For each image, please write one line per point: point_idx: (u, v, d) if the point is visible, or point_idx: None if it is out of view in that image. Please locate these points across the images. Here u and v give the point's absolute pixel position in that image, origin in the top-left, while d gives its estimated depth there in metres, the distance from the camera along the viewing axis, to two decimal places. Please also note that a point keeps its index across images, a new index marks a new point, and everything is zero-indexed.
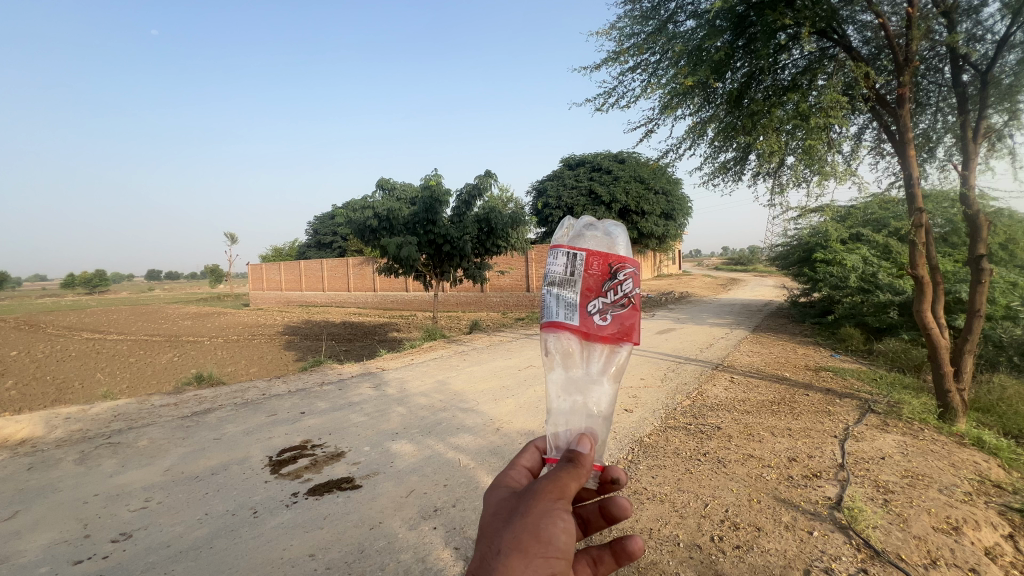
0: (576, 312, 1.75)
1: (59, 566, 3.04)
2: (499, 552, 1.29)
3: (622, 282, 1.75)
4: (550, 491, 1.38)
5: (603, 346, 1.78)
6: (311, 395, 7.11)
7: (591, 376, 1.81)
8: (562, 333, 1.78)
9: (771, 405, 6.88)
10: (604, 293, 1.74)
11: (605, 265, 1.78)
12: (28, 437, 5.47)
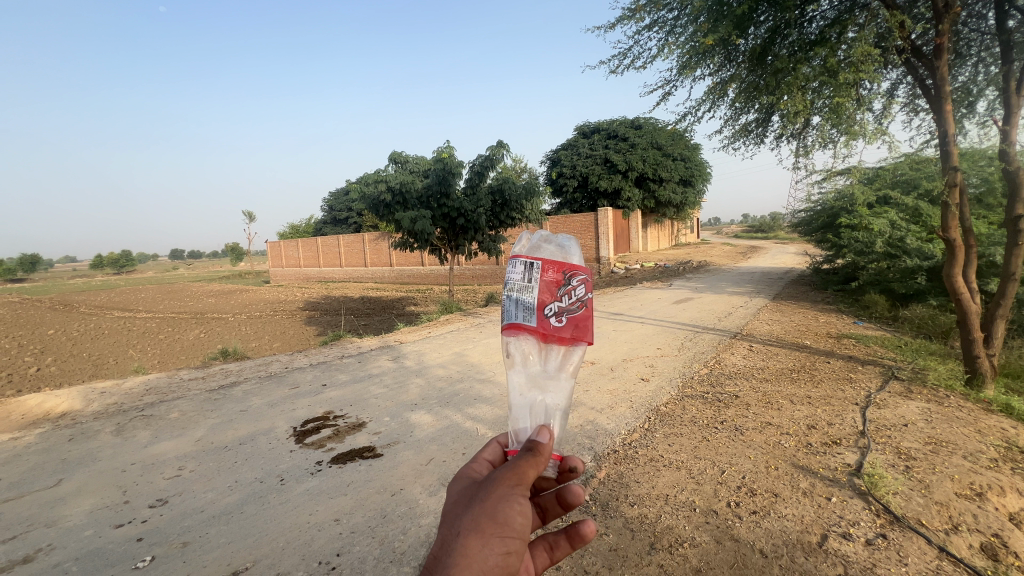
0: (534, 313, 1.67)
1: (102, 529, 3.23)
2: (457, 535, 1.27)
3: (575, 288, 1.70)
4: (508, 477, 1.34)
5: (560, 349, 1.74)
6: (332, 368, 7.29)
7: (549, 374, 1.77)
8: (519, 335, 1.72)
9: (791, 373, 6.80)
10: (557, 298, 1.67)
11: (560, 271, 1.70)
12: (68, 410, 5.74)
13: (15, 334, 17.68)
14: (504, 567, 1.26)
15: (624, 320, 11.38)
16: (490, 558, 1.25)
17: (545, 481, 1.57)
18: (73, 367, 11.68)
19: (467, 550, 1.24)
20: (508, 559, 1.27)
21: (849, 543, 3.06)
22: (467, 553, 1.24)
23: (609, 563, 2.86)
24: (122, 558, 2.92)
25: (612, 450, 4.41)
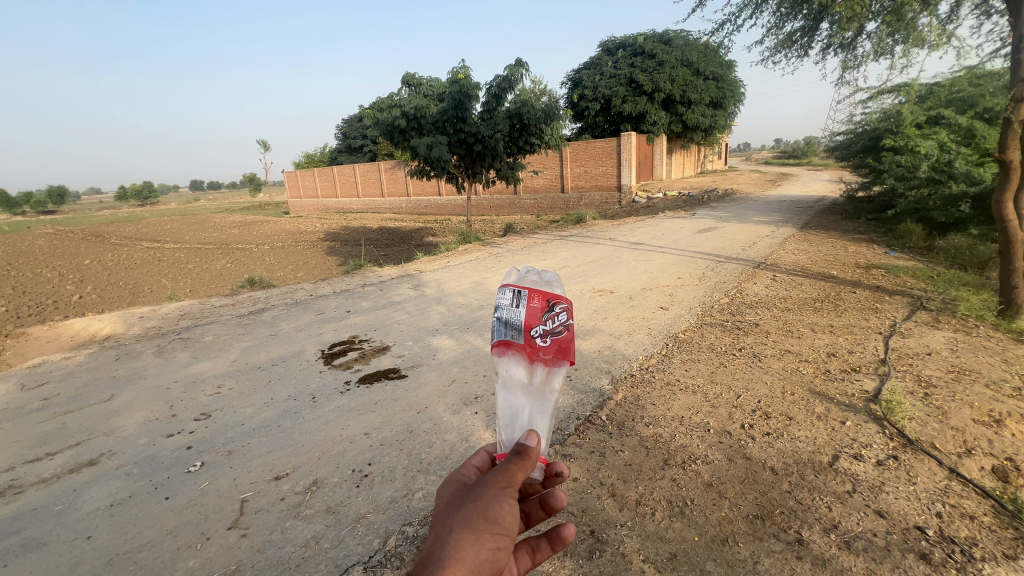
0: (522, 333, 1.47)
1: (156, 438, 3.52)
2: (449, 530, 1.20)
3: (559, 313, 1.51)
4: (499, 479, 1.30)
5: (546, 370, 1.51)
6: (355, 295, 7.48)
7: (535, 392, 1.52)
8: (505, 355, 1.51)
9: (814, 303, 6.68)
10: (542, 322, 1.47)
11: (544, 299, 1.51)
12: (112, 332, 6.10)
13: (56, 263, 18.48)
14: (494, 564, 1.19)
15: (644, 249, 11.20)
16: (480, 555, 1.17)
17: (530, 486, 1.50)
18: (112, 293, 12.24)
19: (459, 548, 1.17)
20: (497, 557, 1.21)
21: (860, 463, 3.14)
22: (459, 550, 1.16)
23: (624, 476, 2.99)
24: (176, 463, 3.19)
25: (629, 374, 4.50)
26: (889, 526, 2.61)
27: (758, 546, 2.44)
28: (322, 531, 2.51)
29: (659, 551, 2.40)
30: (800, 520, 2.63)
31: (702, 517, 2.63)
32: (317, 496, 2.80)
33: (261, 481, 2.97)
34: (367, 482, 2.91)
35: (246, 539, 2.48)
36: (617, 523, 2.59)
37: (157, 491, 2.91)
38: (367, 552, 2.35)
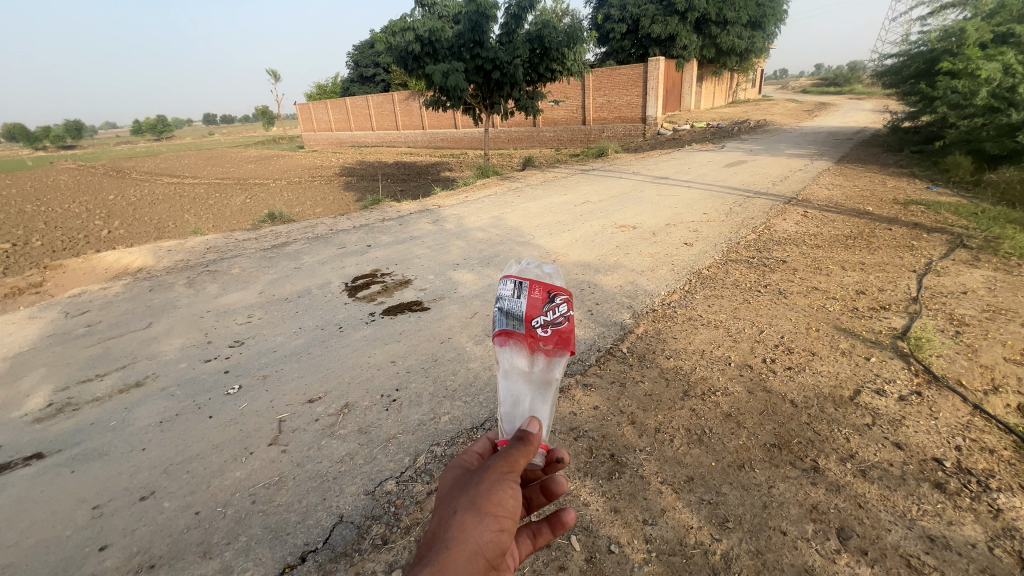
0: (524, 323, 1.42)
1: (195, 363, 3.71)
2: (452, 512, 1.15)
3: (560, 304, 1.46)
4: (501, 463, 1.23)
5: (546, 359, 1.45)
6: (374, 230, 7.47)
7: (537, 382, 1.46)
8: (504, 345, 1.45)
9: (846, 239, 6.43)
10: (543, 313, 1.42)
11: (545, 291, 1.45)
12: (143, 265, 6.27)
13: (81, 199, 18.77)
14: (497, 546, 1.15)
15: (668, 184, 10.78)
16: (483, 538, 1.12)
17: (531, 472, 1.43)
18: (139, 227, 12.48)
19: (462, 530, 1.12)
20: (499, 540, 1.16)
21: (882, 398, 3.15)
22: (462, 532, 1.12)
23: (644, 405, 3.06)
24: (217, 386, 3.37)
25: (650, 309, 4.49)
26: (906, 457, 2.64)
27: (774, 472, 2.51)
28: (356, 449, 2.66)
29: (676, 474, 2.50)
30: (817, 449, 2.68)
31: (720, 445, 2.70)
32: (349, 418, 2.94)
33: (296, 404, 3.13)
34: (395, 405, 3.05)
35: (286, 455, 2.65)
36: (637, 448, 2.68)
37: (200, 411, 3.10)
38: (399, 468, 2.50)
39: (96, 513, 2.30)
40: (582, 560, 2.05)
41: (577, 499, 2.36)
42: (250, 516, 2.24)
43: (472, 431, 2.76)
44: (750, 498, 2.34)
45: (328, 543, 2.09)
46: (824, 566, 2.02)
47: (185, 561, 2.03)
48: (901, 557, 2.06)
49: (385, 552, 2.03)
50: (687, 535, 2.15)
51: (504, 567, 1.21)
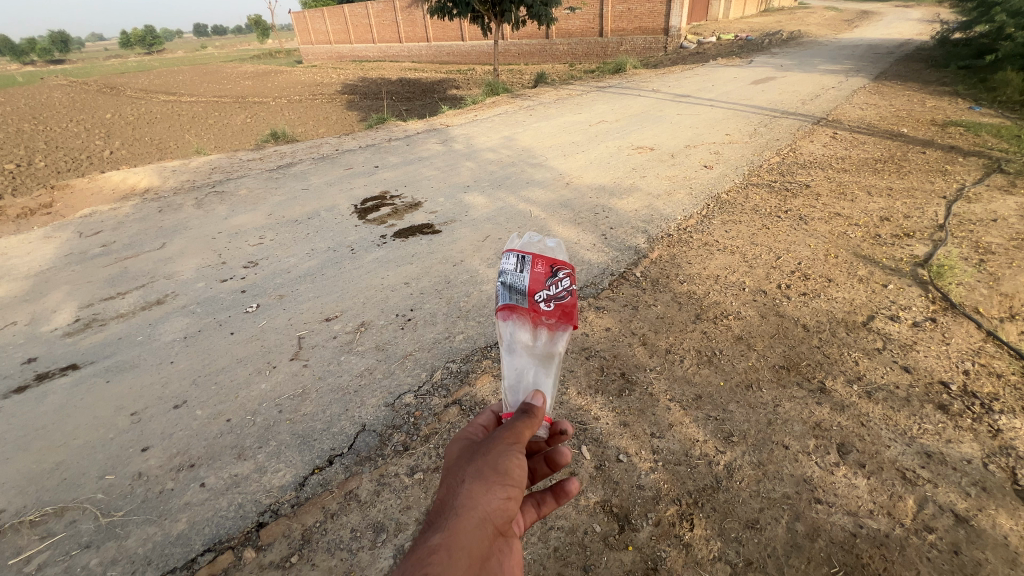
0: (527, 298, 1.37)
1: (212, 283, 3.75)
2: (457, 482, 1.07)
3: (562, 278, 1.39)
4: (506, 434, 1.17)
5: (549, 333, 1.41)
6: (381, 150, 7.20)
7: (540, 354, 1.42)
8: (506, 320, 1.39)
9: (875, 163, 6.12)
10: (545, 287, 1.36)
11: (548, 264, 1.39)
12: (150, 186, 6.16)
13: (78, 117, 18.16)
14: (506, 515, 1.06)
15: (689, 102, 10.12)
16: (491, 505, 1.04)
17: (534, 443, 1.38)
18: (141, 147, 12.17)
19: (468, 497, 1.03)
20: (507, 508, 1.08)
21: (895, 324, 3.14)
22: (469, 499, 1.03)
23: (655, 328, 3.09)
24: (235, 305, 3.44)
25: (665, 234, 4.39)
26: (913, 380, 2.68)
27: (780, 392, 2.57)
28: (374, 365, 2.75)
29: (685, 392, 2.57)
30: (825, 372, 2.73)
31: (729, 367, 2.75)
32: (367, 337, 3.01)
33: (314, 323, 3.19)
34: (410, 325, 3.10)
35: (308, 369, 2.75)
36: (647, 368, 2.74)
37: (221, 329, 3.18)
38: (417, 383, 2.59)
39: (134, 419, 2.44)
40: (592, 467, 2.16)
41: (588, 413, 2.44)
42: (278, 424, 2.37)
43: (486, 349, 2.83)
44: (755, 416, 2.42)
45: (353, 448, 2.23)
46: (823, 477, 2.12)
47: (221, 461, 2.18)
48: (896, 470, 2.16)
49: (407, 458, 2.17)
50: (692, 447, 2.25)
51: (512, 539, 1.12)
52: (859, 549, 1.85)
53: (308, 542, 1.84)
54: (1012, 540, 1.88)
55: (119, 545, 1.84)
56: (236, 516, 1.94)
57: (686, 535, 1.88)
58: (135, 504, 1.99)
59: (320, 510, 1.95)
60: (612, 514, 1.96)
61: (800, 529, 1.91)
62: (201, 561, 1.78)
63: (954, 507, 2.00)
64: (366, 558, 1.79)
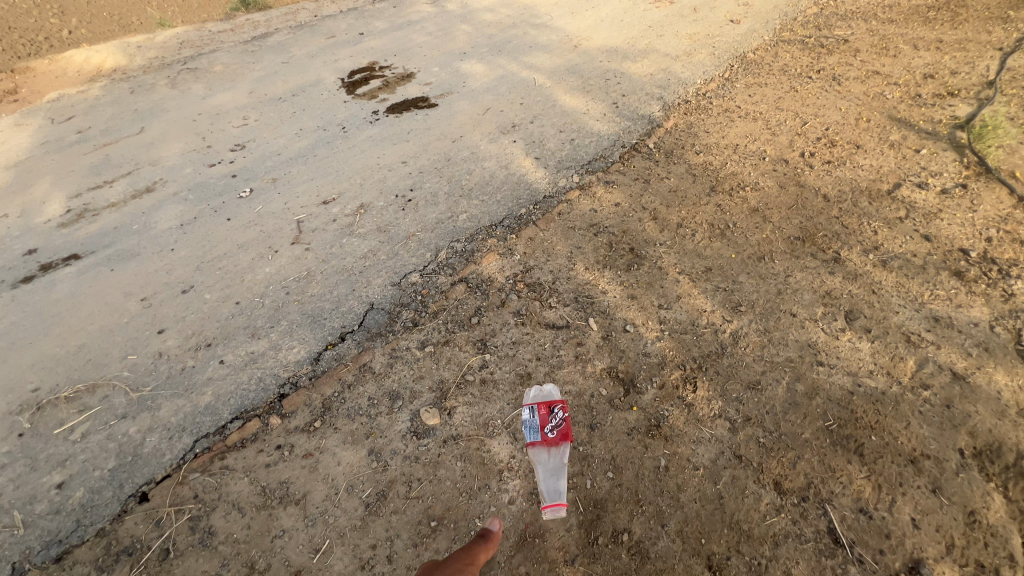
0: (538, 432, 1.83)
1: (200, 168, 3.56)
2: None
3: (557, 413, 1.87)
4: (461, 557, 1.32)
5: (559, 440, 1.81)
6: (365, 14, 6.37)
7: (557, 460, 1.77)
8: (529, 450, 1.81)
9: (928, 11, 5.34)
10: (549, 422, 1.84)
11: (546, 409, 1.88)
12: (116, 65, 5.60)
13: None
14: None
15: None
16: None
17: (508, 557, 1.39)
18: (93, 13, 10.78)
19: None
20: None
21: (922, 192, 2.96)
22: None
23: (667, 202, 2.93)
24: (227, 190, 3.28)
25: (683, 101, 3.99)
26: (931, 249, 2.59)
27: (793, 263, 2.51)
28: (377, 247, 2.68)
29: (694, 266, 2.51)
30: (842, 242, 2.63)
31: (742, 240, 2.65)
32: (366, 219, 2.90)
33: (311, 207, 3.06)
34: (411, 206, 2.97)
35: (310, 253, 2.69)
36: (657, 243, 2.65)
37: (217, 215, 3.07)
38: (422, 263, 2.55)
39: (145, 304, 2.46)
40: (599, 337, 2.17)
41: (595, 287, 2.39)
42: (287, 306, 2.38)
43: (491, 228, 2.74)
44: (765, 287, 2.39)
45: (364, 325, 2.26)
46: (827, 343, 2.14)
47: (237, 341, 2.23)
48: (902, 335, 2.17)
49: (416, 334, 2.20)
50: (700, 318, 2.25)
51: None
52: (855, 406, 1.92)
53: (329, 409, 1.95)
54: (1004, 395, 1.94)
55: (152, 415, 1.95)
56: (257, 388, 2.03)
57: (688, 397, 1.95)
58: (161, 380, 2.08)
59: (337, 382, 2.03)
60: (618, 379, 2.02)
61: (799, 389, 1.98)
62: (231, 427, 1.90)
63: (953, 367, 2.04)
64: (384, 422, 1.90)
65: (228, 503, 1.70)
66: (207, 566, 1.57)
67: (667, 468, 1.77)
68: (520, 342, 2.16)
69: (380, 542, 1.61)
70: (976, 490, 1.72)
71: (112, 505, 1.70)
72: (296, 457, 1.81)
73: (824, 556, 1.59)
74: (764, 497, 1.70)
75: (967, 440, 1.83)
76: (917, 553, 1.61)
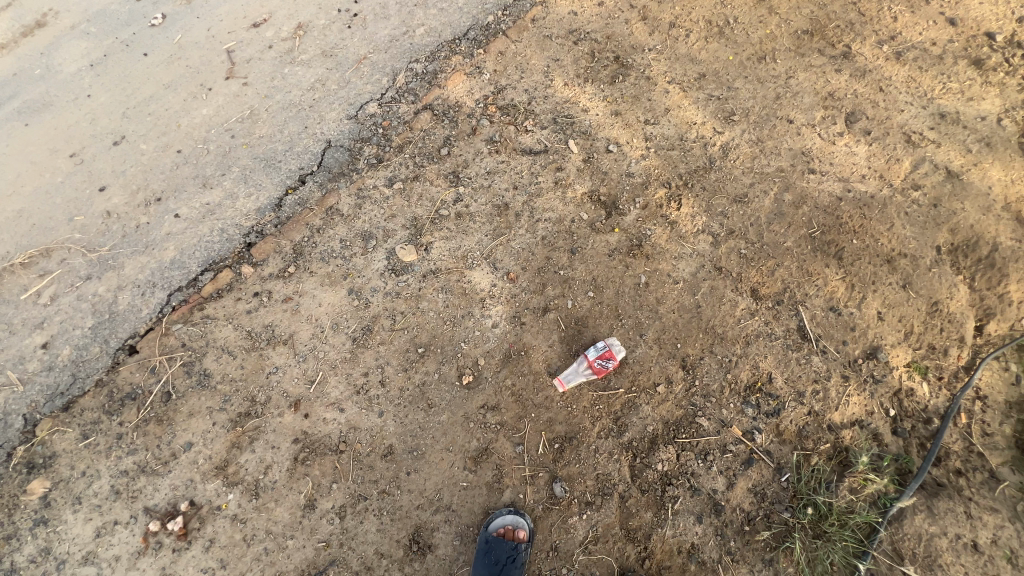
0: (596, 352, 1.64)
1: None
2: None
3: (607, 364, 1.63)
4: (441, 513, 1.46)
5: (590, 370, 1.63)
6: None
7: (580, 373, 1.65)
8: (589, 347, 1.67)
9: None
10: (601, 359, 1.63)
11: (610, 346, 1.65)
12: None
13: None
14: None
15: None
16: None
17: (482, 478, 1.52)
18: None
19: None
20: None
21: None
22: None
23: None
24: (132, 8, 2.47)
25: None
26: (953, 35, 2.19)
27: (797, 63, 2.16)
28: (325, 76, 2.25)
29: (687, 72, 2.17)
30: (854, 34, 2.21)
31: (743, 37, 2.24)
32: (308, 41, 2.34)
33: (239, 29, 2.40)
34: (359, 23, 2.36)
35: (249, 88, 2.25)
36: (646, 48, 2.23)
37: (128, 45, 2.39)
38: (379, 91, 2.20)
39: (77, 161, 2.12)
40: (579, 161, 2.00)
41: (575, 106, 2.12)
42: (236, 151, 2.10)
43: (454, 44, 2.28)
44: (763, 92, 2.11)
45: (323, 166, 2.05)
46: (822, 149, 1.99)
47: (188, 192, 2.02)
48: (902, 135, 2.00)
49: (383, 170, 2.02)
50: (689, 131, 2.04)
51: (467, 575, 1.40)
52: (841, 212, 1.87)
53: (302, 255, 1.87)
54: (994, 190, 1.87)
55: (118, 274, 1.86)
56: (222, 239, 1.92)
57: (672, 215, 1.88)
58: (118, 239, 1.93)
59: (304, 227, 1.92)
60: (599, 203, 1.92)
61: (787, 200, 1.90)
62: (204, 280, 1.84)
63: (949, 165, 1.93)
64: (360, 263, 1.84)
65: (217, 348, 1.73)
66: (210, 402, 1.66)
67: (647, 285, 1.78)
68: (495, 172, 1.99)
69: (371, 370, 1.68)
70: (944, 283, 1.76)
71: (103, 359, 1.73)
72: (276, 302, 1.79)
73: (791, 350, 1.70)
74: (740, 304, 1.75)
75: (946, 237, 1.82)
76: (877, 341, 1.71)
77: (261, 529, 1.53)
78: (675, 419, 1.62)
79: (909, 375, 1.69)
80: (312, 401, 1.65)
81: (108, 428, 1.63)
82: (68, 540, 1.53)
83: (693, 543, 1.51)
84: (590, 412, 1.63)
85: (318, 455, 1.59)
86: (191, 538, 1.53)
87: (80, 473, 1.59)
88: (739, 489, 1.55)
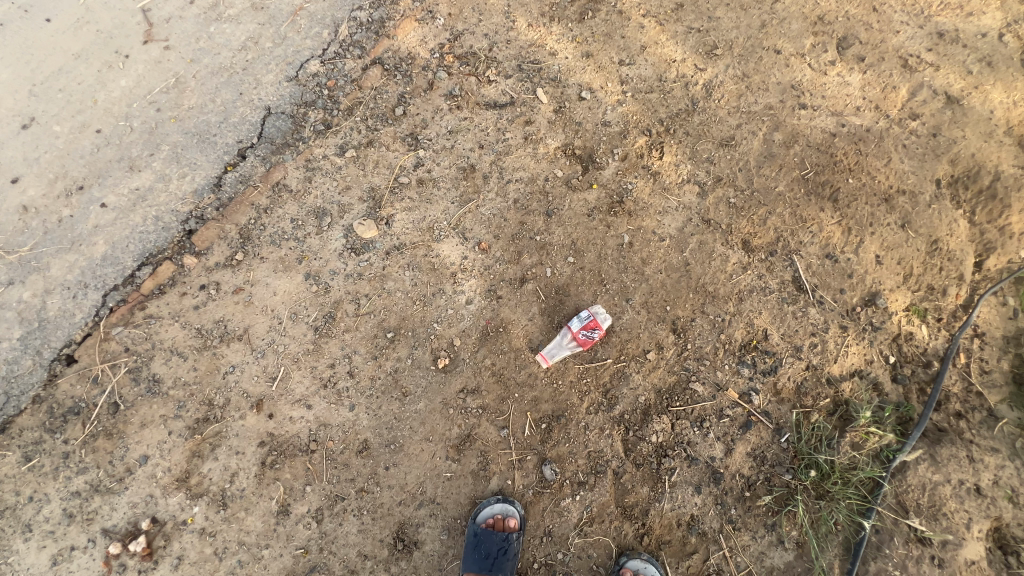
0: (580, 323, 1.52)
1: None
2: None
3: (592, 334, 1.52)
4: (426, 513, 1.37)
5: (575, 342, 1.52)
6: None
7: (564, 346, 1.53)
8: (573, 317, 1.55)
9: None
10: (585, 330, 1.51)
11: (594, 315, 1.53)
12: None
13: None
14: None
15: None
16: None
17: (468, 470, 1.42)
18: None
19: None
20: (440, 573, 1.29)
21: None
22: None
23: None
24: None
25: None
26: None
27: None
28: (257, 32, 1.92)
29: None
30: None
31: None
32: None
33: None
34: None
35: (173, 52, 1.93)
36: None
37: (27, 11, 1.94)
38: (320, 46, 1.91)
39: None
40: (550, 112, 1.80)
41: (542, 49, 1.89)
42: (163, 126, 1.85)
43: None
44: (748, 20, 1.89)
45: (265, 137, 1.83)
46: (814, 81, 1.81)
47: (114, 177, 1.79)
48: (899, 59, 1.82)
49: (332, 138, 1.80)
50: (668, 70, 1.84)
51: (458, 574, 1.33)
52: (835, 149, 1.72)
53: (249, 240, 1.68)
54: (996, 115, 1.74)
55: (43, 276, 1.66)
56: (157, 228, 1.71)
57: (654, 165, 1.72)
58: (39, 237, 1.72)
59: (249, 209, 1.72)
60: (575, 157, 1.75)
61: (777, 140, 1.74)
62: (142, 276, 1.65)
63: (949, 90, 1.77)
64: (315, 244, 1.66)
65: (165, 350, 1.57)
66: (163, 410, 1.51)
67: (631, 245, 1.64)
68: (457, 131, 1.79)
69: (338, 361, 1.54)
70: (944, 219, 1.65)
71: (38, 372, 1.56)
72: (226, 294, 1.62)
73: (786, 304, 1.59)
74: (730, 259, 1.62)
75: (946, 169, 1.69)
76: (875, 287, 1.61)
77: (233, 541, 1.44)
78: (667, 387, 1.52)
79: (908, 320, 1.61)
80: (276, 400, 1.52)
81: (53, 447, 1.49)
82: (24, 570, 1.42)
83: (692, 515, 1.45)
84: (577, 387, 1.52)
85: (288, 457, 1.48)
86: (158, 556, 1.43)
87: (28, 498, 1.46)
88: (737, 454, 1.48)
